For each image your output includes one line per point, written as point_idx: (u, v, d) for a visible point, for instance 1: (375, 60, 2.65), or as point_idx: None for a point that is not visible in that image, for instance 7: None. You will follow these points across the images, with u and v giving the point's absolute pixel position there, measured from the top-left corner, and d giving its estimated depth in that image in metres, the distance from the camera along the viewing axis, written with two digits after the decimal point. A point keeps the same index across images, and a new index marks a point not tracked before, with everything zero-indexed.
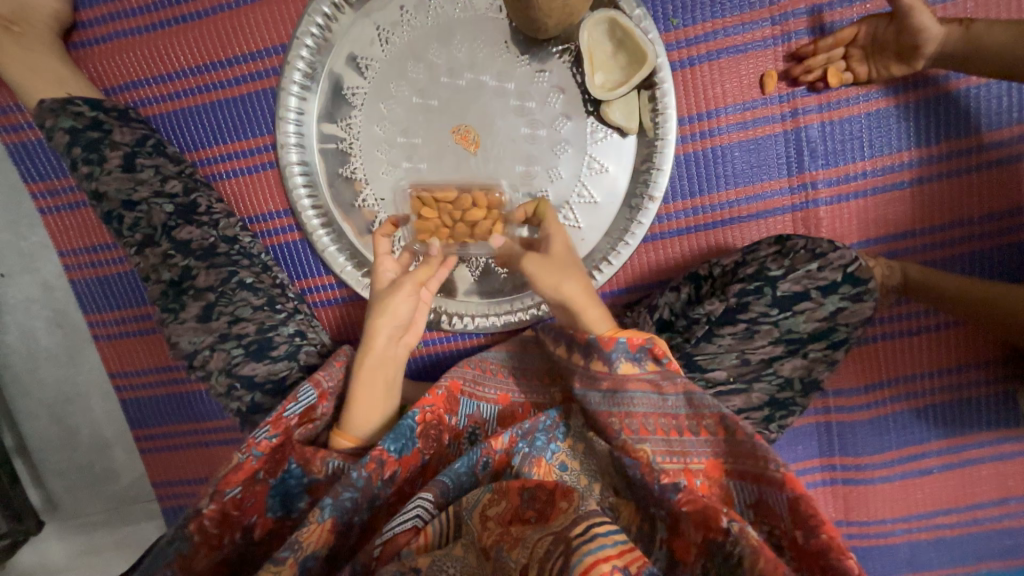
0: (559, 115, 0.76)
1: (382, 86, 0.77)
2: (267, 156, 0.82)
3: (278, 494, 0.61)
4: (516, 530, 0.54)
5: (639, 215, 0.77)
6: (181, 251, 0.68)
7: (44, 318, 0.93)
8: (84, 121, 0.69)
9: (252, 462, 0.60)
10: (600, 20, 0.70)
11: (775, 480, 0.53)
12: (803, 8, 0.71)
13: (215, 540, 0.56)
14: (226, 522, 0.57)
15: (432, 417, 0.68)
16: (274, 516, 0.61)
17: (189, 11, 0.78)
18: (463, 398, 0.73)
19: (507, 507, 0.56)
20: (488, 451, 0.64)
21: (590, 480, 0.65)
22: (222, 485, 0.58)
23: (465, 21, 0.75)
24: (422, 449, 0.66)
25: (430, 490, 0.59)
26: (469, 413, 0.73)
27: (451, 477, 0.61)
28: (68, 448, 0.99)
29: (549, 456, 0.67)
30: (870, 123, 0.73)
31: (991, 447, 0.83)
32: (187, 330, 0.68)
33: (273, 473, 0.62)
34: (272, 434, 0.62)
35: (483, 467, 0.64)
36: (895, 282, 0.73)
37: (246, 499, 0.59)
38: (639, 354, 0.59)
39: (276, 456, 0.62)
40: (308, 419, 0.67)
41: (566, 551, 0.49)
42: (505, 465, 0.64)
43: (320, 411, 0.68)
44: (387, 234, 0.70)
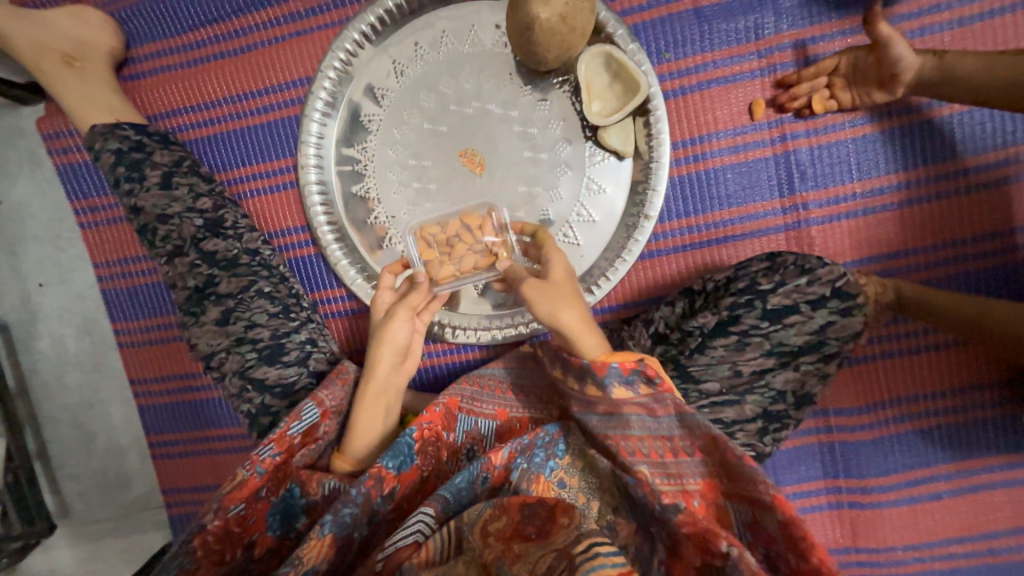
0: (559, 140, 0.81)
1: (396, 113, 0.83)
2: (288, 177, 0.88)
3: (278, 512, 0.63)
4: (517, 546, 0.54)
5: (636, 233, 0.80)
6: (207, 262, 0.74)
7: (74, 326, 0.99)
8: (129, 143, 0.77)
9: (256, 479, 0.62)
10: (596, 53, 0.75)
11: (764, 503, 0.53)
12: (787, 42, 0.76)
13: (217, 556, 0.58)
14: (227, 538, 0.59)
15: (429, 433, 0.70)
16: (273, 533, 0.62)
17: (227, 48, 0.87)
18: (461, 413, 0.74)
19: (507, 522, 0.57)
20: (488, 467, 0.66)
21: (589, 498, 0.66)
22: (225, 501, 0.59)
23: (473, 55, 0.81)
24: (422, 464, 0.67)
25: (430, 505, 0.60)
26: (467, 429, 0.74)
27: (452, 491, 0.62)
28: (85, 453, 1.03)
29: (549, 473, 0.67)
30: (857, 147, 0.77)
31: (1004, 473, 0.80)
32: (206, 332, 0.73)
33: (276, 490, 0.64)
34: (276, 452, 0.64)
35: (482, 482, 0.65)
36: (888, 300, 0.74)
37: (248, 516, 0.61)
38: (631, 378, 0.58)
39: (279, 474, 0.64)
40: (309, 438, 0.69)
41: (568, 568, 0.50)
42: (503, 480, 0.66)
43: (321, 430, 0.71)
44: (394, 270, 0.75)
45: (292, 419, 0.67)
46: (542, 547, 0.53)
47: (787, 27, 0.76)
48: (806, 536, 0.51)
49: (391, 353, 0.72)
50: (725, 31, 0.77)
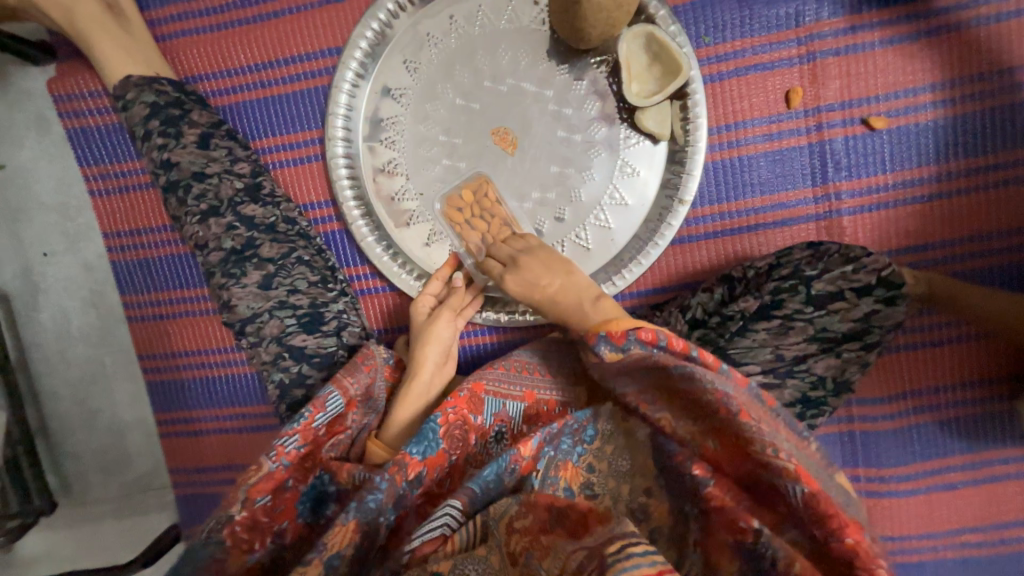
0: (595, 120, 0.80)
1: (429, 87, 0.82)
2: (314, 149, 0.86)
3: (308, 500, 0.61)
4: (546, 539, 0.52)
5: (670, 217, 0.80)
6: (246, 224, 0.72)
7: (81, 298, 0.95)
8: (166, 98, 0.75)
9: (282, 471, 0.60)
10: (638, 33, 0.75)
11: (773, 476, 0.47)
12: (828, 31, 0.76)
13: (246, 545, 0.55)
14: (256, 527, 0.56)
15: (455, 418, 0.67)
16: (304, 520, 0.61)
17: (254, 13, 0.84)
18: (487, 396, 0.71)
19: (534, 521, 0.54)
20: (517, 458, 0.62)
21: (618, 484, 0.62)
22: (251, 493, 0.58)
23: (510, 31, 0.80)
24: (450, 448, 0.65)
25: (457, 498, 0.58)
26: (495, 412, 0.71)
27: (481, 485, 0.59)
28: (87, 430, 0.99)
29: (576, 459, 0.64)
30: (890, 139, 0.77)
31: (1017, 464, 0.82)
32: (247, 294, 0.70)
33: (304, 481, 0.62)
34: (301, 444, 0.62)
35: (511, 474, 0.61)
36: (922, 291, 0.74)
37: (276, 505, 0.58)
38: (626, 346, 0.60)
39: (307, 466, 0.63)
40: (336, 430, 0.67)
41: (598, 566, 0.46)
42: (530, 471, 0.62)
43: (347, 422, 0.68)
44: (441, 275, 0.81)
45: (317, 409, 0.65)
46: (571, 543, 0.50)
47: (827, 16, 0.76)
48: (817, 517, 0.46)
49: (434, 355, 0.76)
50: (765, 18, 0.77)
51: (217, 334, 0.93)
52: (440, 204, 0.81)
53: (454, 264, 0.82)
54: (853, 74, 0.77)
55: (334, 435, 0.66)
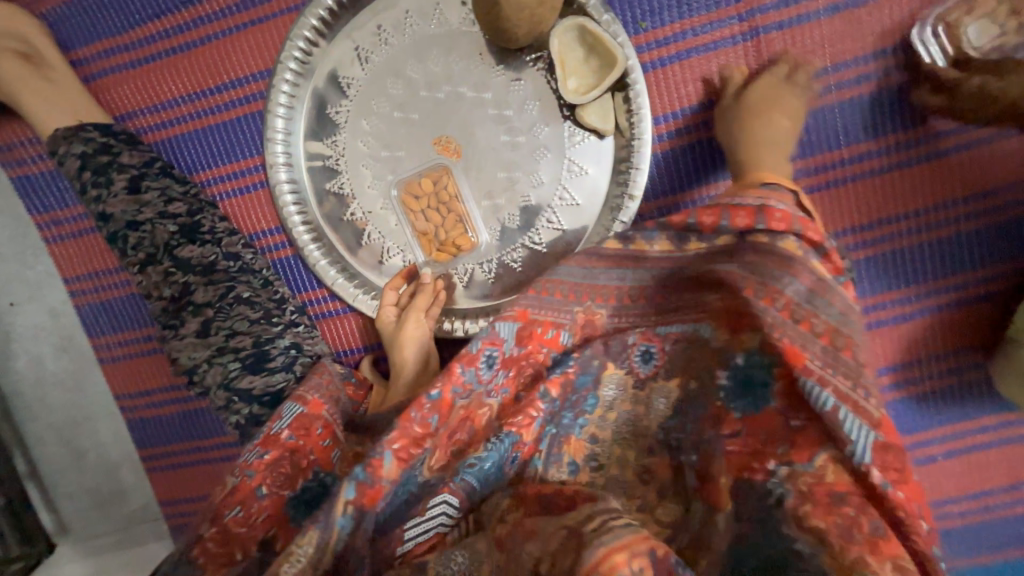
0: (537, 121, 0.78)
1: (364, 103, 0.79)
2: (258, 176, 0.85)
3: (299, 503, 0.62)
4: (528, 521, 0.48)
5: (621, 214, 0.78)
6: (182, 269, 0.74)
7: (51, 344, 0.96)
8: (94, 146, 0.76)
9: (250, 481, 0.62)
10: (569, 26, 0.71)
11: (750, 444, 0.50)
12: (770, 3, 0.72)
13: (224, 557, 0.56)
14: (233, 540, 0.58)
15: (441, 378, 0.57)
16: (295, 523, 0.60)
17: (179, 43, 0.82)
18: (479, 344, 0.58)
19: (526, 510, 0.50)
20: (518, 445, 0.57)
21: (622, 449, 0.57)
22: (224, 507, 0.60)
23: (440, 36, 0.77)
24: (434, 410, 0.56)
25: (454, 494, 0.54)
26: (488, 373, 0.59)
27: (478, 476, 0.55)
28: (75, 471, 1.01)
29: (578, 431, 0.58)
30: (845, 111, 0.74)
31: (998, 432, 0.81)
32: (187, 344, 0.72)
33: (285, 486, 0.63)
34: (265, 452, 0.64)
35: (511, 462, 0.57)
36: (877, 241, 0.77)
37: (252, 516, 0.60)
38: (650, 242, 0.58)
39: (286, 472, 0.63)
40: (306, 432, 0.66)
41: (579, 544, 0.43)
42: (533, 454, 0.58)
43: (319, 422, 0.67)
44: (395, 285, 0.80)
45: (274, 419, 0.67)
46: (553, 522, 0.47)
47: None
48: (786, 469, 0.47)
49: (413, 354, 0.76)
50: None
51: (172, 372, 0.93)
52: (398, 190, 0.81)
53: (405, 273, 0.81)
54: (801, 47, 0.73)
55: (315, 438, 0.66)
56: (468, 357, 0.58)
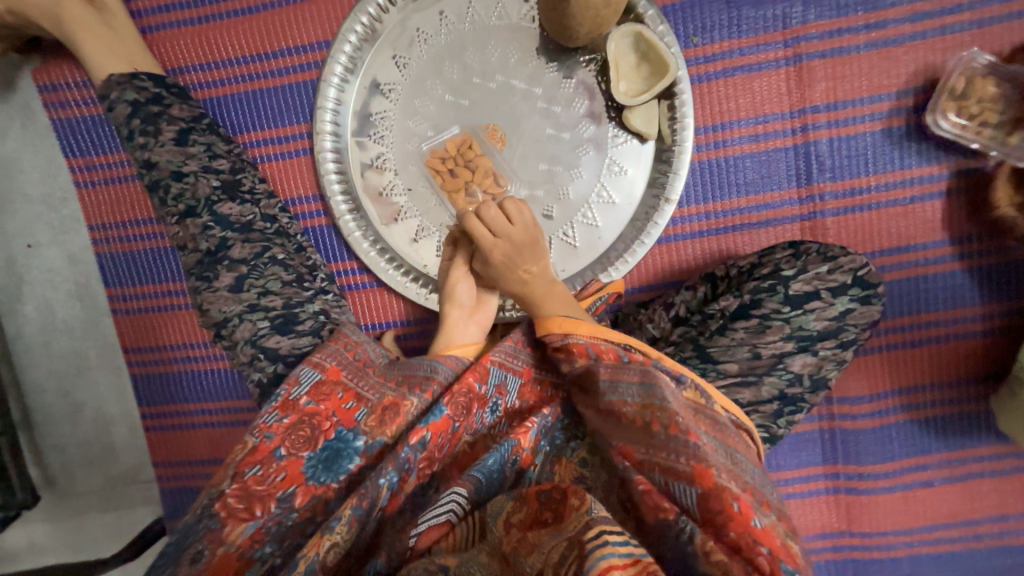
0: (582, 118, 0.81)
1: (418, 83, 0.82)
2: (302, 143, 0.86)
3: (317, 463, 0.58)
4: (534, 535, 0.48)
5: (656, 216, 0.80)
6: (221, 224, 0.74)
7: (65, 290, 0.95)
8: (146, 95, 0.76)
9: (268, 443, 0.58)
10: (626, 32, 0.75)
11: (684, 474, 0.49)
12: (815, 33, 0.77)
13: (245, 513, 0.55)
14: (252, 497, 0.56)
15: (459, 387, 0.61)
16: (316, 482, 0.58)
17: (241, 5, 0.84)
18: (492, 366, 0.64)
19: (528, 512, 0.50)
20: (518, 449, 0.58)
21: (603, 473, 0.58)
22: (241, 466, 0.57)
23: (500, 28, 0.80)
24: (455, 415, 0.60)
25: (462, 484, 0.54)
26: (497, 384, 0.64)
27: (484, 472, 0.56)
28: (69, 423, 0.98)
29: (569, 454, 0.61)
30: (874, 141, 0.78)
31: (992, 463, 0.84)
32: (219, 298, 0.72)
33: (304, 449, 0.59)
34: (282, 417, 0.60)
35: (511, 465, 0.58)
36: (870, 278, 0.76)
37: (270, 475, 0.57)
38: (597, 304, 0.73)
39: (304, 436, 0.59)
40: (327, 396, 0.62)
41: (580, 556, 0.43)
42: (528, 465, 0.59)
43: (340, 387, 0.63)
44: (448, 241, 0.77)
45: (291, 384, 0.62)
46: (554, 536, 0.46)
47: (814, 18, 0.77)
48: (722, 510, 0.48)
49: (463, 310, 0.76)
50: (754, 19, 0.77)
51: (188, 329, 0.92)
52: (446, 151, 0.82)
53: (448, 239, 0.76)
54: (839, 77, 0.78)
55: (336, 402, 0.62)
56: (483, 372, 0.63)
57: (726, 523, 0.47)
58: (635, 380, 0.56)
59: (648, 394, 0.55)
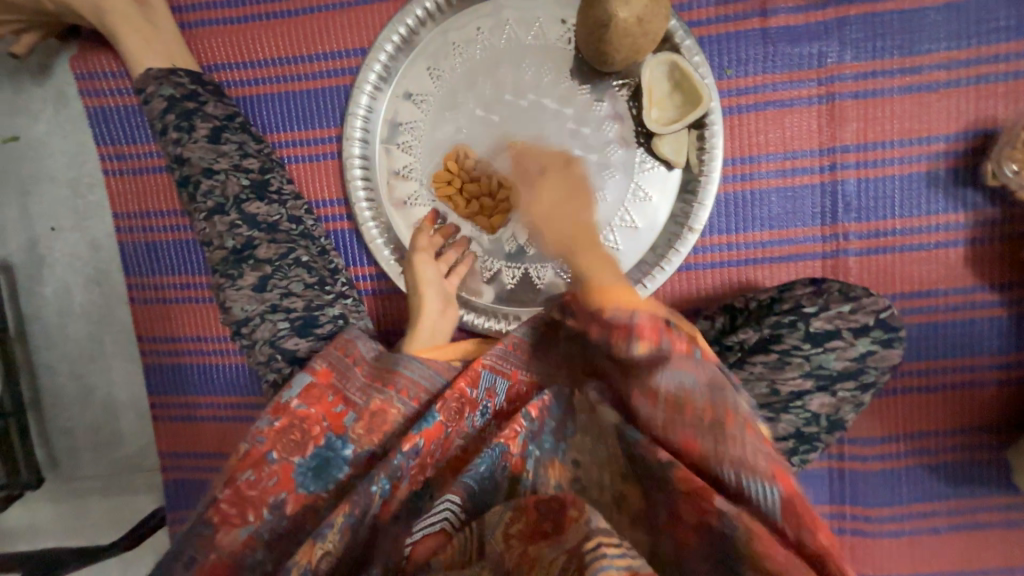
0: (611, 142, 0.81)
1: (449, 96, 0.82)
2: (330, 147, 0.86)
3: (309, 469, 0.57)
4: (534, 548, 0.45)
5: (679, 243, 0.80)
6: (248, 223, 0.74)
7: (84, 275, 0.95)
8: (182, 91, 0.76)
9: (259, 448, 0.57)
10: (661, 61, 0.75)
11: (762, 473, 0.43)
12: (849, 73, 0.77)
13: (236, 519, 0.54)
14: (244, 501, 0.55)
15: (450, 392, 0.58)
16: (306, 491, 0.56)
17: (281, 8, 0.84)
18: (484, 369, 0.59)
19: (528, 523, 0.48)
20: (506, 454, 0.54)
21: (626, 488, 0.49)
22: (235, 470, 0.56)
23: (535, 47, 0.80)
24: (446, 421, 0.58)
25: (455, 491, 0.52)
26: (487, 388, 0.60)
27: (476, 479, 0.52)
28: (78, 407, 0.99)
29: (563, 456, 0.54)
30: (901, 184, 0.78)
31: (1001, 513, 0.83)
32: (242, 296, 0.72)
33: (295, 454, 0.57)
34: (275, 419, 0.58)
35: (501, 472, 0.53)
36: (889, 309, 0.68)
37: (263, 479, 0.56)
38: None
39: (295, 440, 0.58)
40: (318, 399, 0.59)
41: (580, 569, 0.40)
42: (522, 472, 0.53)
43: (330, 390, 0.60)
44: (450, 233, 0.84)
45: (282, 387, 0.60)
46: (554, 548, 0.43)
47: (849, 59, 0.77)
48: (807, 508, 0.42)
49: (435, 304, 0.79)
50: (789, 55, 0.77)
51: (204, 322, 0.93)
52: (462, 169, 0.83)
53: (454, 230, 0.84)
54: (871, 118, 0.78)
55: (327, 406, 0.59)
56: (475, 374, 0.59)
57: (810, 528, 0.41)
58: (705, 375, 0.46)
59: (720, 387, 0.45)
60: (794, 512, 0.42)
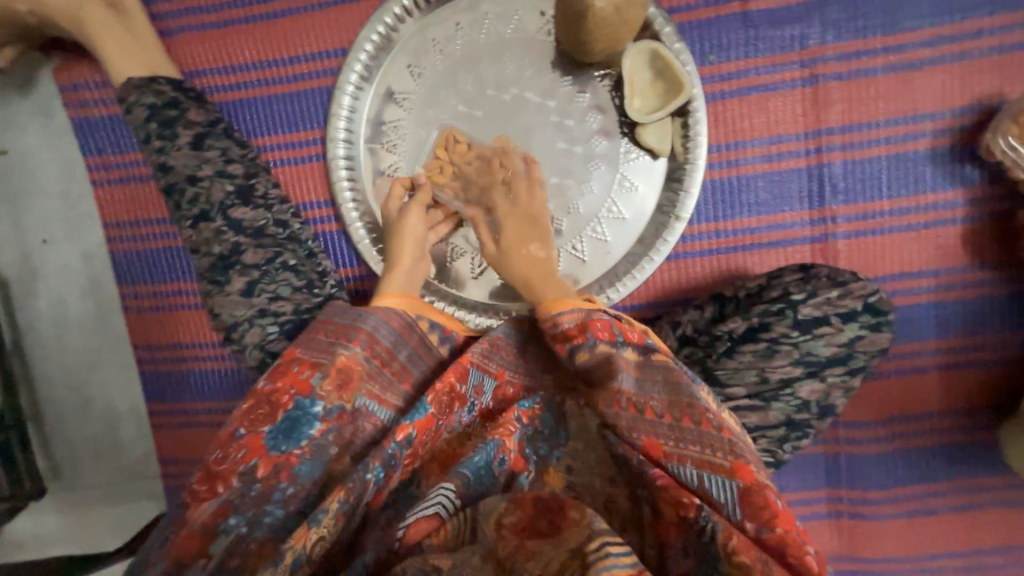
0: (595, 133, 0.81)
1: (431, 93, 0.82)
2: (315, 149, 0.86)
3: (279, 433, 0.56)
4: (532, 543, 0.46)
5: (666, 233, 0.80)
6: (234, 228, 0.74)
7: (78, 286, 0.96)
8: (164, 99, 0.76)
9: (229, 425, 0.57)
10: (642, 49, 0.75)
11: (725, 468, 0.49)
12: (832, 54, 0.76)
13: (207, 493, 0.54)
14: (214, 477, 0.54)
15: (440, 385, 0.59)
16: (277, 452, 0.55)
17: (260, 11, 0.84)
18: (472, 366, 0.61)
19: (522, 517, 0.48)
20: (504, 448, 0.55)
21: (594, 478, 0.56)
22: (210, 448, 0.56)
23: (515, 41, 0.80)
24: (438, 413, 0.58)
25: (450, 480, 0.51)
26: (474, 385, 0.61)
27: (472, 469, 0.52)
28: (78, 417, 1.00)
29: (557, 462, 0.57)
30: (888, 165, 0.78)
31: (999, 492, 0.83)
32: (229, 302, 0.72)
33: (263, 424, 0.56)
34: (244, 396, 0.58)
35: (498, 464, 0.54)
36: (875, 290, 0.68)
37: (231, 453, 0.55)
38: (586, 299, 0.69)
39: (265, 412, 0.57)
40: (284, 373, 0.59)
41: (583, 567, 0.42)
42: (520, 469, 0.56)
43: (296, 362, 0.59)
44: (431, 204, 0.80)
45: None
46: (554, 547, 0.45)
47: (832, 40, 0.76)
48: (767, 500, 0.47)
49: (411, 249, 0.76)
50: (770, 38, 0.77)
51: (197, 329, 0.93)
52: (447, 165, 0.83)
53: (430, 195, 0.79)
54: (855, 100, 0.77)
55: (292, 376, 0.58)
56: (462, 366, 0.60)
57: (772, 519, 0.46)
58: (659, 377, 0.54)
59: (675, 386, 0.53)
60: (758, 505, 0.47)
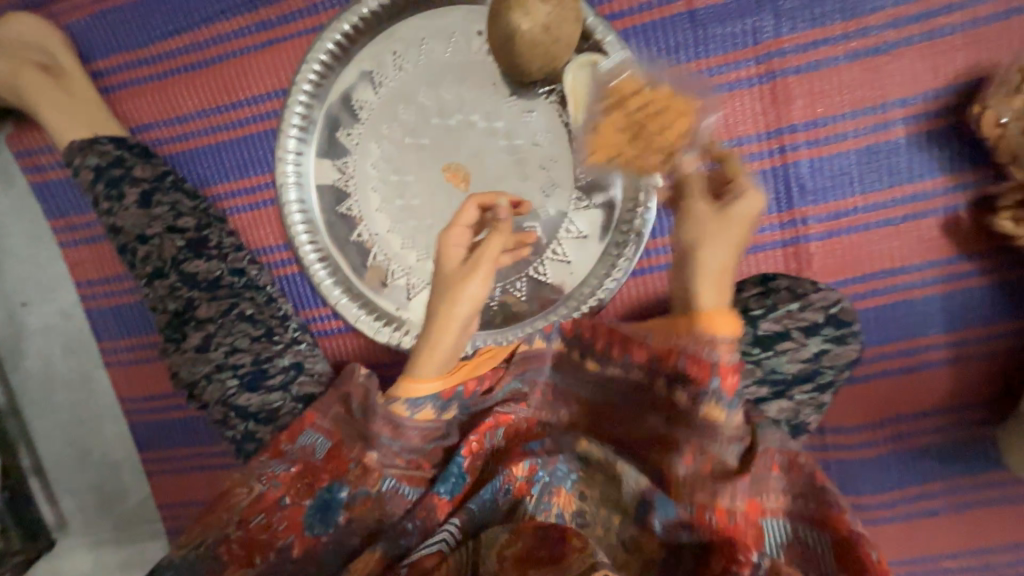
0: (546, 153, 0.78)
1: (375, 126, 0.80)
2: (268, 193, 0.85)
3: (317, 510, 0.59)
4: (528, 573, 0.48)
5: (627, 249, 0.77)
6: (188, 283, 0.75)
7: (61, 344, 0.98)
8: (108, 158, 0.77)
9: (274, 492, 0.59)
10: (584, 62, 0.72)
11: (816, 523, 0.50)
12: (790, 46, 0.71)
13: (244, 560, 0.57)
14: (254, 544, 0.57)
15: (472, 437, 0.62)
16: (312, 533, 0.59)
17: (197, 58, 0.83)
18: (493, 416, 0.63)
19: (523, 545, 0.51)
20: (509, 477, 0.59)
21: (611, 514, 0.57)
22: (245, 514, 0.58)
23: (455, 64, 0.77)
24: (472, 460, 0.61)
25: (457, 515, 0.56)
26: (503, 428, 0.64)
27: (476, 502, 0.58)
28: (77, 469, 1.03)
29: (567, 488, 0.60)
30: (859, 159, 0.73)
31: (1002, 489, 0.79)
32: (187, 359, 0.74)
33: (306, 497, 0.59)
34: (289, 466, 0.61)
35: (504, 493, 0.59)
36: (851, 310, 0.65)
37: (274, 524, 0.58)
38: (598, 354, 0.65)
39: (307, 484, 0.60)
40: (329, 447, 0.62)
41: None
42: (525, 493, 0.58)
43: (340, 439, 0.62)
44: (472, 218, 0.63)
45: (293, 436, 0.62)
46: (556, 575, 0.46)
47: (788, 30, 0.71)
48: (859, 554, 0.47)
49: (461, 318, 0.59)
50: (722, 36, 0.72)
51: None
52: (400, 199, 0.81)
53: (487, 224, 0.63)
54: (818, 92, 0.72)
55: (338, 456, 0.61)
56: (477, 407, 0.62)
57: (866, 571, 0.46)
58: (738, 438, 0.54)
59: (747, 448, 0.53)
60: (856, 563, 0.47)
